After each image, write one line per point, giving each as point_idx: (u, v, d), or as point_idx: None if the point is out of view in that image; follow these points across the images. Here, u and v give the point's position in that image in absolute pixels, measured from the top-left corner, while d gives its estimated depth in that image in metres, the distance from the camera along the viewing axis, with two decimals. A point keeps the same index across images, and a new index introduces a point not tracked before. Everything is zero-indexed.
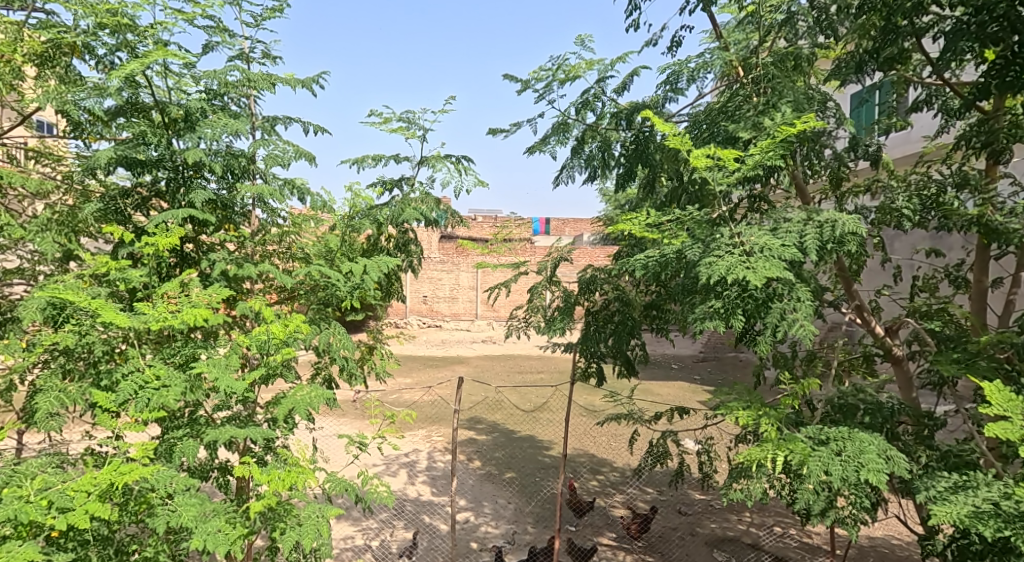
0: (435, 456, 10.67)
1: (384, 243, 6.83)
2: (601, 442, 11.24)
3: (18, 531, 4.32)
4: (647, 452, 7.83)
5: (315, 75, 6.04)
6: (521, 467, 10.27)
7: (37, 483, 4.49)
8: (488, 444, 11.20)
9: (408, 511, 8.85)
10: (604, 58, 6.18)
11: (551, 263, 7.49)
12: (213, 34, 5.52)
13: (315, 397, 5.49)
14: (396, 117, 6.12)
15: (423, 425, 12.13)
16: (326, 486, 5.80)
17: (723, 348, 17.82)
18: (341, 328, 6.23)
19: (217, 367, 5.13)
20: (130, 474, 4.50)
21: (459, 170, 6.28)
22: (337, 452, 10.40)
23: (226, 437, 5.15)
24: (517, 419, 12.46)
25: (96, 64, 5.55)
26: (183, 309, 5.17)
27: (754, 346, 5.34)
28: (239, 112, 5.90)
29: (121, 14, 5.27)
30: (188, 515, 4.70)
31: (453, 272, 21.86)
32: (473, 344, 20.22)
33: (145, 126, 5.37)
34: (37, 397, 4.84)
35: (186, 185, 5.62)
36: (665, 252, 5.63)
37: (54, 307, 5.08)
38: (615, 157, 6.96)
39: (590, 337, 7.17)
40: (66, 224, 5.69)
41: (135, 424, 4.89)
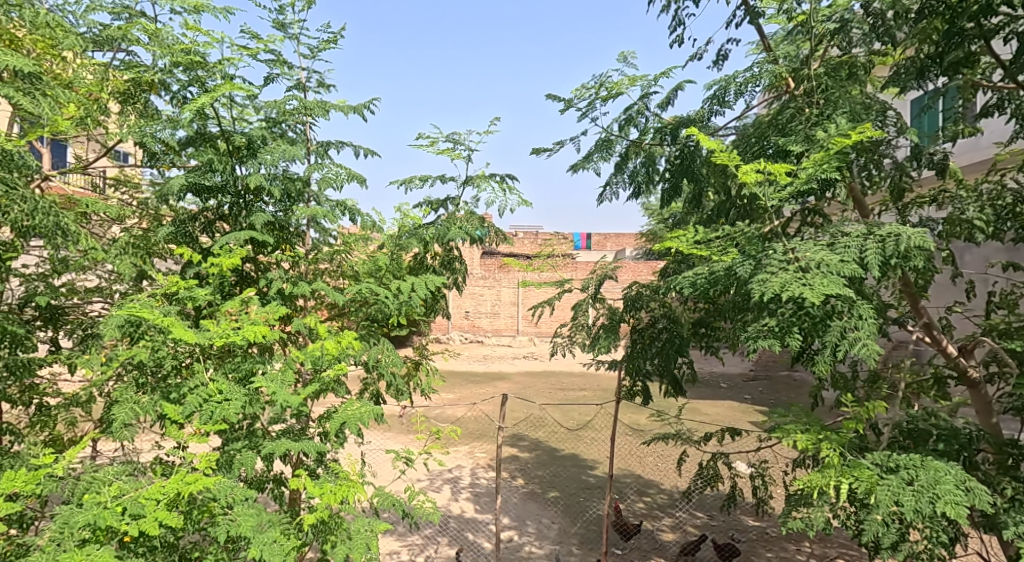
0: (479, 473, 10.52)
1: (430, 262, 6.80)
2: (648, 463, 10.94)
3: (97, 535, 4.41)
4: (696, 474, 7.57)
5: (367, 101, 6.17)
6: (565, 487, 10.04)
7: (112, 489, 4.56)
8: (531, 462, 10.99)
9: (452, 527, 8.71)
10: (650, 73, 6.11)
11: (595, 280, 7.26)
12: (273, 67, 5.75)
13: (366, 412, 5.40)
14: (443, 138, 6.15)
15: (467, 441, 12.00)
16: (375, 501, 5.76)
17: (775, 368, 17.16)
18: (390, 344, 6.22)
19: (274, 381, 5.16)
20: (196, 484, 4.59)
21: (503, 189, 6.26)
22: (386, 469, 10.45)
23: (283, 450, 5.16)
24: (560, 437, 12.23)
25: (172, 99, 5.69)
26: (244, 326, 5.18)
27: (812, 366, 5.12)
28: (296, 140, 5.98)
29: (193, 52, 5.44)
30: (246, 524, 4.72)
31: (495, 288, 21.78)
32: (515, 360, 20.05)
33: (212, 154, 5.44)
34: (114, 408, 4.92)
35: (247, 209, 5.75)
36: (715, 268, 5.45)
37: (130, 323, 5.15)
38: (660, 172, 6.86)
39: (637, 355, 7.01)
40: (140, 246, 5.90)
41: (200, 435, 4.98)
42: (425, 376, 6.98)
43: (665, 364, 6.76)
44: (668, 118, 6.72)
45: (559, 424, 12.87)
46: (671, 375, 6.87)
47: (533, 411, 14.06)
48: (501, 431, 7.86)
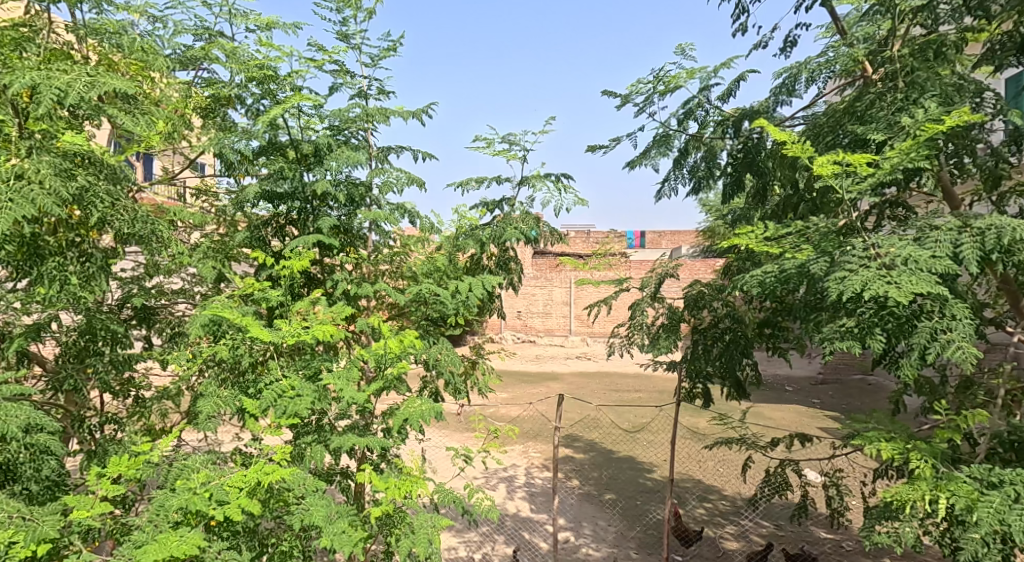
0: (533, 473, 10.26)
1: (486, 262, 6.62)
2: (709, 467, 10.50)
3: (188, 518, 4.65)
4: (763, 481, 7.16)
5: (425, 105, 6.08)
6: (622, 489, 9.71)
7: (200, 477, 4.75)
8: (587, 463, 10.70)
9: (509, 526, 8.50)
10: (708, 65, 6.18)
11: (654, 280, 6.91)
12: (337, 77, 5.89)
13: (426, 409, 5.40)
14: (499, 139, 6.03)
15: (522, 440, 11.76)
16: (435, 498, 5.64)
17: (847, 371, 16.33)
18: (449, 343, 6.11)
19: (342, 379, 5.25)
20: (275, 474, 4.73)
21: (560, 188, 6.02)
22: (445, 466, 10.37)
23: (349, 444, 5.31)
24: (616, 439, 11.88)
25: (246, 112, 5.90)
26: (313, 325, 5.29)
27: (897, 371, 4.67)
28: (358, 146, 6.04)
29: (266, 66, 5.56)
30: (318, 514, 4.86)
31: (547, 287, 21.53)
32: (567, 360, 19.72)
33: (283, 162, 5.59)
34: (199, 401, 5.06)
35: (313, 216, 5.84)
36: (785, 266, 5.08)
37: (213, 322, 5.36)
38: (721, 167, 6.53)
39: (698, 356, 6.64)
40: (220, 251, 6.03)
41: (274, 429, 5.10)
42: (482, 375, 6.82)
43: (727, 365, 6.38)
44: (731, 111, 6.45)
45: (614, 426, 12.54)
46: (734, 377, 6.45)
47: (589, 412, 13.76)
48: (558, 432, 7.64)
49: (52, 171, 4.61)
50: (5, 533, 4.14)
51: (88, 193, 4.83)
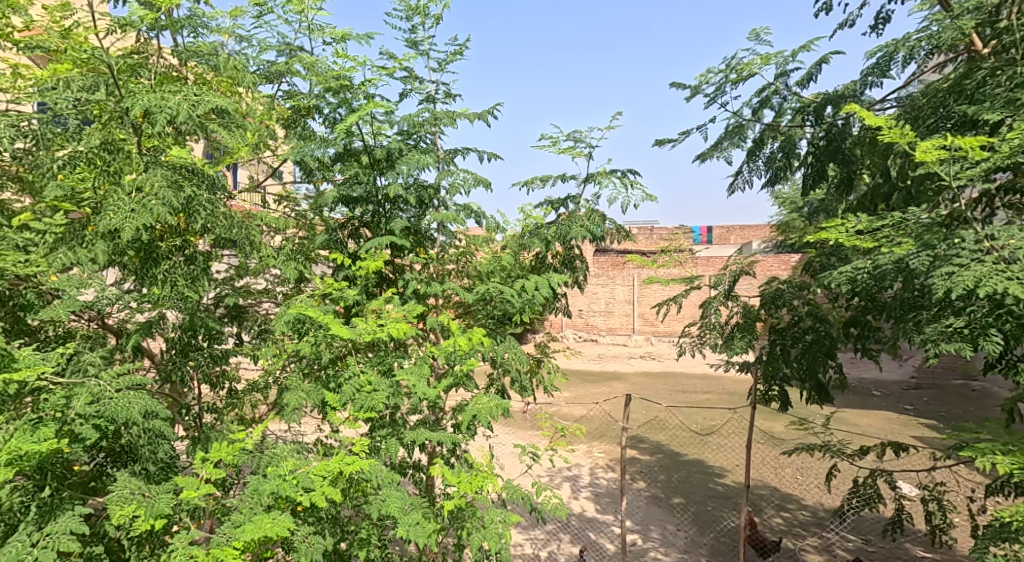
0: (597, 473, 9.72)
1: (551, 261, 6.16)
2: (786, 475, 9.68)
3: (280, 501, 4.71)
4: (851, 492, 6.46)
5: (493, 106, 5.75)
6: (691, 493, 9.05)
7: (289, 464, 4.79)
8: (653, 465, 10.09)
9: (574, 525, 8.00)
10: (784, 50, 5.74)
11: (728, 277, 6.30)
12: (406, 83, 5.67)
13: (494, 407, 5.13)
14: (565, 137, 5.70)
15: (586, 439, 11.23)
16: (503, 493, 5.35)
17: (943, 376, 15.06)
18: (516, 342, 5.72)
19: (413, 374, 5.06)
20: (356, 464, 4.72)
21: (625, 184, 5.62)
22: (512, 461, 9.95)
23: (421, 439, 5.13)
24: (684, 441, 11.20)
25: (322, 121, 5.74)
26: (387, 323, 5.02)
27: (1016, 376, 4.11)
28: (427, 150, 5.78)
29: (342, 77, 5.44)
30: (394, 504, 4.84)
31: (610, 285, 20.87)
32: (630, 359, 19.02)
33: (358, 167, 5.44)
34: (286, 394, 4.99)
35: (386, 218, 5.62)
36: (879, 262, 4.42)
37: (297, 320, 5.21)
38: (800, 158, 5.90)
39: (776, 356, 5.96)
40: (300, 252, 5.96)
41: (352, 422, 4.95)
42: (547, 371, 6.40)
43: (809, 367, 5.74)
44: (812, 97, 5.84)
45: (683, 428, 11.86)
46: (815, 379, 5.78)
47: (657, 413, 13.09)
48: (626, 431, 7.14)
49: (164, 182, 4.84)
50: (128, 508, 4.40)
51: (195, 202, 5.00)
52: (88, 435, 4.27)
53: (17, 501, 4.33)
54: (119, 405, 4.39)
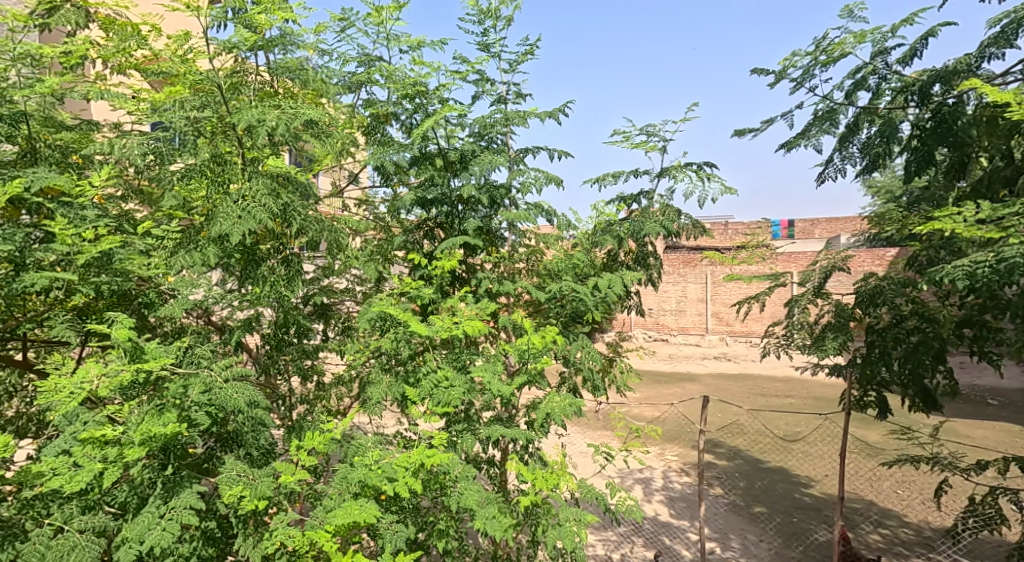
0: (671, 477, 9.89)
1: (623, 258, 6.50)
2: (886, 489, 9.34)
3: (364, 490, 5.15)
4: (967, 511, 6.40)
5: (562, 104, 6.01)
6: (773, 503, 9.09)
7: (374, 454, 5.25)
8: (731, 470, 10.17)
9: (648, 529, 8.22)
10: (882, 27, 5.84)
11: (818, 273, 6.46)
12: (476, 86, 6.07)
13: (566, 405, 5.49)
14: (638, 132, 6.14)
15: (661, 443, 11.39)
16: (577, 493, 5.64)
17: None
18: (588, 341, 6.06)
19: (489, 371, 5.48)
20: (434, 458, 5.12)
21: (702, 177, 5.99)
22: (586, 461, 10.29)
23: (496, 435, 5.52)
24: (766, 447, 11.11)
25: (400, 127, 6.21)
26: (462, 320, 5.42)
27: None
28: (497, 150, 6.15)
29: (418, 83, 5.97)
30: (470, 499, 5.24)
31: (681, 284, 20.79)
32: (705, 360, 18.90)
33: (433, 170, 5.93)
34: (370, 388, 5.54)
35: (460, 219, 6.07)
36: (1007, 254, 4.67)
37: (378, 318, 5.70)
38: (902, 142, 5.96)
39: (872, 361, 5.99)
40: (380, 252, 6.43)
41: (430, 416, 5.39)
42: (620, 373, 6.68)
43: (913, 371, 5.68)
44: (911, 75, 5.95)
45: (765, 434, 11.79)
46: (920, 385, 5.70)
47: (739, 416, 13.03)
48: (703, 434, 7.31)
49: (265, 192, 5.39)
50: (235, 488, 4.91)
51: (291, 209, 5.54)
52: (201, 422, 4.83)
53: (145, 477, 4.87)
54: (227, 393, 4.94)
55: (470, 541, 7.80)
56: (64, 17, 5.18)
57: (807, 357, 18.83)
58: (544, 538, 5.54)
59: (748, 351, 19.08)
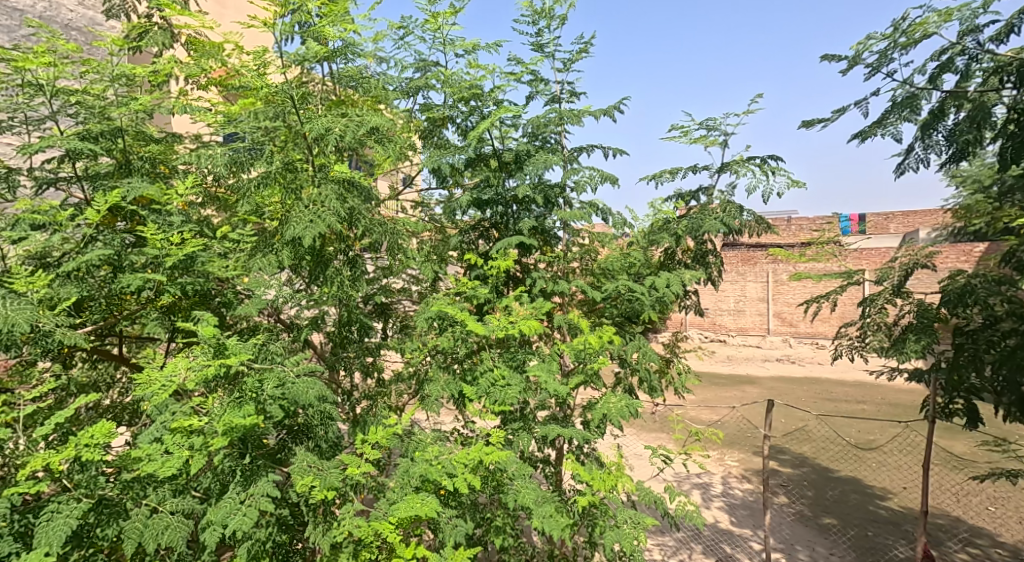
0: (731, 483, 9.89)
1: (681, 257, 6.62)
2: (975, 503, 8.70)
3: (425, 485, 5.41)
4: None
5: (617, 101, 6.16)
6: (845, 515, 8.87)
7: (434, 450, 5.56)
8: (795, 477, 9.98)
9: (707, 536, 8.29)
10: (970, 4, 5.59)
11: (898, 273, 6.34)
12: (531, 86, 6.29)
13: (623, 407, 5.68)
14: (697, 126, 6.23)
15: (720, 447, 11.39)
16: (636, 496, 5.82)
17: None
18: (645, 341, 6.23)
19: (544, 371, 5.70)
20: (492, 455, 5.38)
21: (767, 171, 6.06)
22: (644, 465, 10.38)
23: (553, 433, 5.74)
24: (834, 455, 10.75)
25: (456, 130, 6.47)
26: (518, 320, 5.65)
27: None
28: (552, 149, 6.37)
29: (474, 86, 6.25)
30: (527, 497, 5.46)
31: (739, 283, 20.51)
32: (767, 363, 18.65)
33: (488, 171, 6.21)
34: (428, 386, 5.78)
35: (515, 219, 6.31)
36: None
37: (437, 317, 5.94)
38: (993, 127, 5.67)
39: (961, 365, 5.80)
40: (437, 252, 6.73)
41: (487, 414, 5.64)
42: (678, 374, 6.78)
43: (1010, 377, 5.43)
44: (1003, 56, 5.69)
45: (834, 442, 11.37)
46: (1018, 392, 5.46)
47: (808, 423, 12.65)
48: (767, 439, 7.30)
49: (334, 198, 5.70)
50: (305, 479, 5.18)
51: (355, 213, 5.87)
52: (275, 414, 5.11)
53: (226, 465, 5.17)
54: (299, 388, 5.22)
55: (526, 538, 8.00)
56: (153, 39, 5.67)
57: (884, 359, 18.07)
58: (602, 538, 5.70)
59: (812, 352, 18.67)
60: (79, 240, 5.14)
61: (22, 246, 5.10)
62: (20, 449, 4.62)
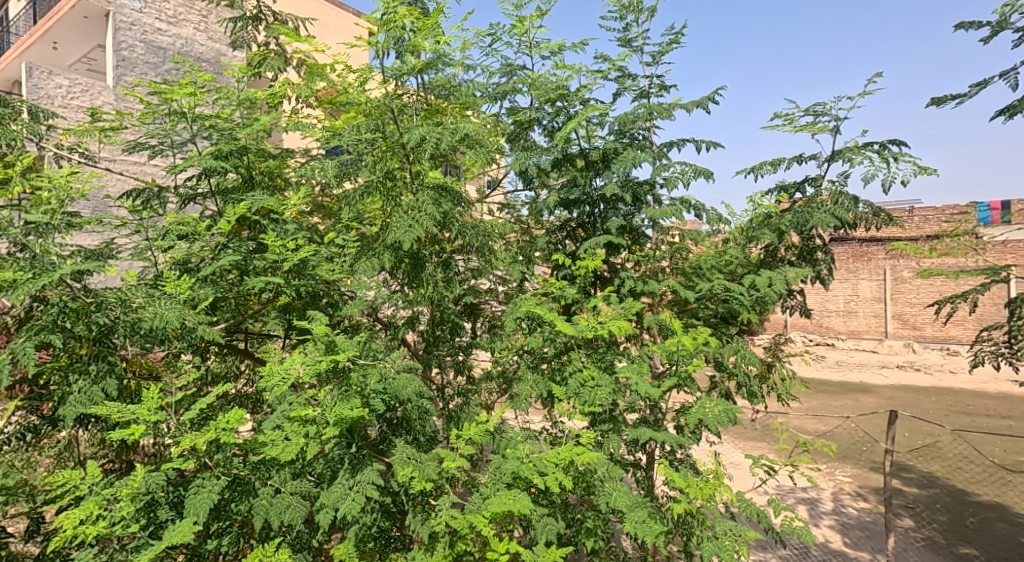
0: (844, 501, 9.69)
1: (784, 254, 6.63)
2: None
3: (517, 482, 5.72)
4: None
5: (712, 92, 6.36)
6: (984, 545, 8.40)
7: (525, 449, 5.86)
8: (921, 499, 9.57)
9: (817, 556, 8.14)
10: None
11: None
12: (619, 83, 6.53)
13: (721, 412, 5.83)
14: (803, 113, 6.34)
15: (829, 462, 11.17)
16: (736, 508, 5.98)
17: None
18: (744, 343, 6.35)
19: (635, 372, 5.96)
20: (584, 456, 5.65)
21: (885, 158, 6.11)
22: (743, 475, 10.34)
23: (646, 436, 5.96)
24: (973, 477, 10.19)
25: (541, 132, 6.79)
26: (608, 321, 5.89)
27: None
28: (642, 144, 6.58)
29: (561, 89, 6.54)
30: (619, 500, 5.71)
31: (852, 281, 20.31)
32: (885, 369, 17.92)
33: (576, 172, 6.48)
34: (518, 385, 6.11)
35: (603, 217, 6.56)
36: None
37: (528, 317, 6.25)
38: None
39: None
40: (523, 252, 7.03)
41: (578, 414, 5.91)
42: (781, 380, 6.85)
43: None
44: None
45: (973, 462, 10.81)
46: None
47: (940, 438, 12.14)
48: (891, 455, 7.18)
49: (431, 203, 6.06)
50: (406, 469, 5.54)
51: (450, 216, 6.24)
52: (377, 407, 5.57)
53: (335, 453, 5.64)
54: (400, 383, 5.63)
55: (616, 542, 8.16)
56: (271, 65, 6.35)
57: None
58: (699, 547, 5.90)
59: (941, 359, 17.76)
60: (214, 247, 5.75)
61: (170, 254, 5.74)
62: (171, 430, 5.23)
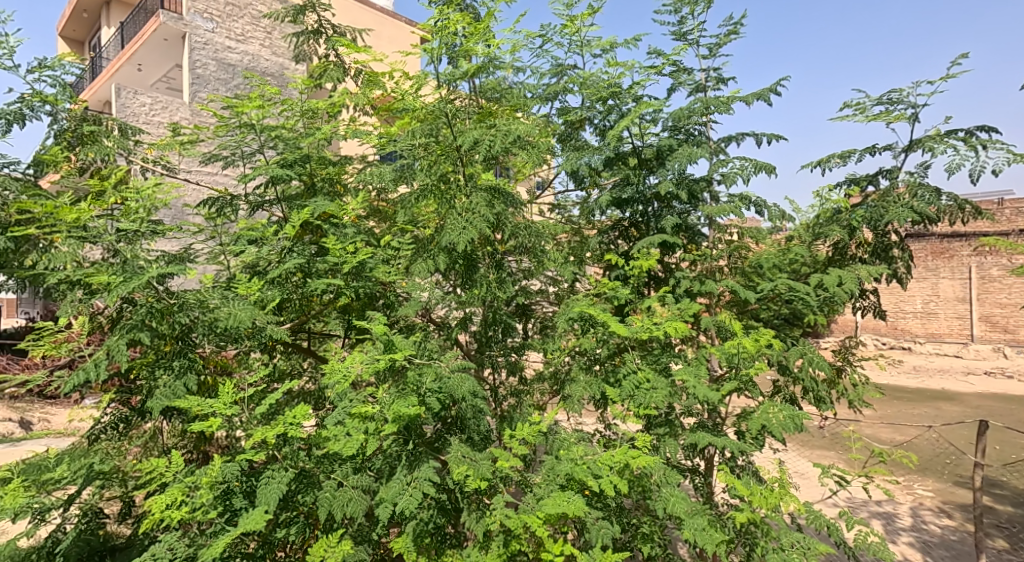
0: (924, 517, 9.45)
1: (856, 252, 6.53)
2: None
3: (571, 483, 5.85)
4: None
5: (772, 84, 6.32)
6: None
7: (578, 451, 5.98)
8: (1010, 517, 9.25)
9: None
10: None
11: None
12: (673, 78, 6.59)
13: (784, 418, 5.83)
14: (876, 102, 6.26)
15: (906, 476, 10.91)
16: (805, 519, 6.00)
17: None
18: (813, 347, 6.33)
19: (692, 374, 6.03)
20: (639, 459, 5.74)
21: (971, 145, 6.00)
22: (811, 485, 10.21)
23: (706, 441, 6.02)
24: None
25: (593, 131, 6.90)
26: (664, 322, 5.97)
27: None
28: (699, 140, 6.62)
29: (613, 86, 6.63)
30: (678, 506, 5.79)
31: (930, 281, 19.99)
32: (970, 376, 17.30)
33: (630, 170, 6.57)
34: (572, 386, 6.23)
35: (657, 215, 6.62)
36: None
37: (580, 318, 6.36)
38: None
39: None
40: (575, 252, 7.14)
41: (632, 415, 6.01)
42: (852, 386, 6.78)
43: None
44: None
45: None
46: None
47: None
48: (980, 468, 6.93)
49: (484, 204, 6.22)
50: (461, 467, 5.74)
51: (503, 217, 6.40)
52: (433, 405, 5.72)
53: (393, 449, 5.86)
54: (455, 382, 5.83)
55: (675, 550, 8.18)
56: (330, 76, 6.67)
57: None
58: (764, 558, 5.91)
59: None
60: (280, 251, 6.01)
61: (241, 257, 6.06)
62: (244, 423, 5.54)
